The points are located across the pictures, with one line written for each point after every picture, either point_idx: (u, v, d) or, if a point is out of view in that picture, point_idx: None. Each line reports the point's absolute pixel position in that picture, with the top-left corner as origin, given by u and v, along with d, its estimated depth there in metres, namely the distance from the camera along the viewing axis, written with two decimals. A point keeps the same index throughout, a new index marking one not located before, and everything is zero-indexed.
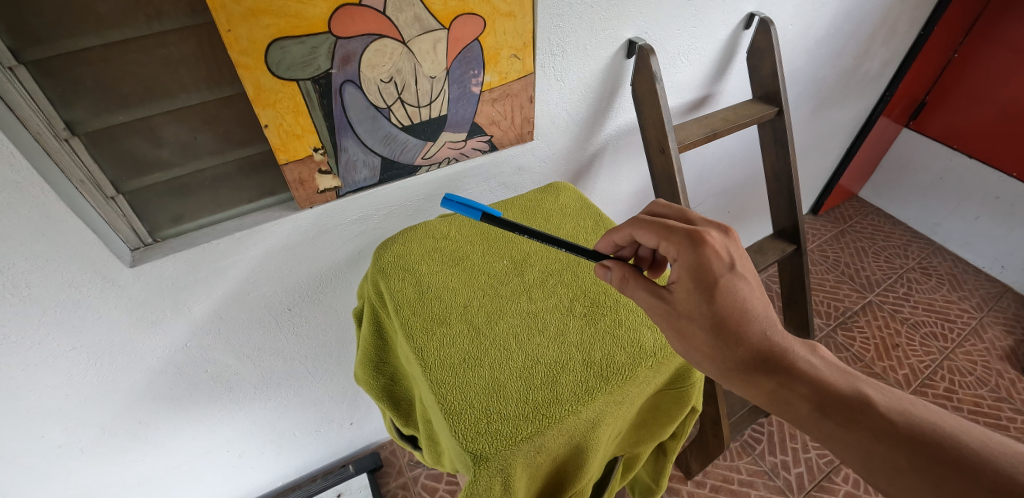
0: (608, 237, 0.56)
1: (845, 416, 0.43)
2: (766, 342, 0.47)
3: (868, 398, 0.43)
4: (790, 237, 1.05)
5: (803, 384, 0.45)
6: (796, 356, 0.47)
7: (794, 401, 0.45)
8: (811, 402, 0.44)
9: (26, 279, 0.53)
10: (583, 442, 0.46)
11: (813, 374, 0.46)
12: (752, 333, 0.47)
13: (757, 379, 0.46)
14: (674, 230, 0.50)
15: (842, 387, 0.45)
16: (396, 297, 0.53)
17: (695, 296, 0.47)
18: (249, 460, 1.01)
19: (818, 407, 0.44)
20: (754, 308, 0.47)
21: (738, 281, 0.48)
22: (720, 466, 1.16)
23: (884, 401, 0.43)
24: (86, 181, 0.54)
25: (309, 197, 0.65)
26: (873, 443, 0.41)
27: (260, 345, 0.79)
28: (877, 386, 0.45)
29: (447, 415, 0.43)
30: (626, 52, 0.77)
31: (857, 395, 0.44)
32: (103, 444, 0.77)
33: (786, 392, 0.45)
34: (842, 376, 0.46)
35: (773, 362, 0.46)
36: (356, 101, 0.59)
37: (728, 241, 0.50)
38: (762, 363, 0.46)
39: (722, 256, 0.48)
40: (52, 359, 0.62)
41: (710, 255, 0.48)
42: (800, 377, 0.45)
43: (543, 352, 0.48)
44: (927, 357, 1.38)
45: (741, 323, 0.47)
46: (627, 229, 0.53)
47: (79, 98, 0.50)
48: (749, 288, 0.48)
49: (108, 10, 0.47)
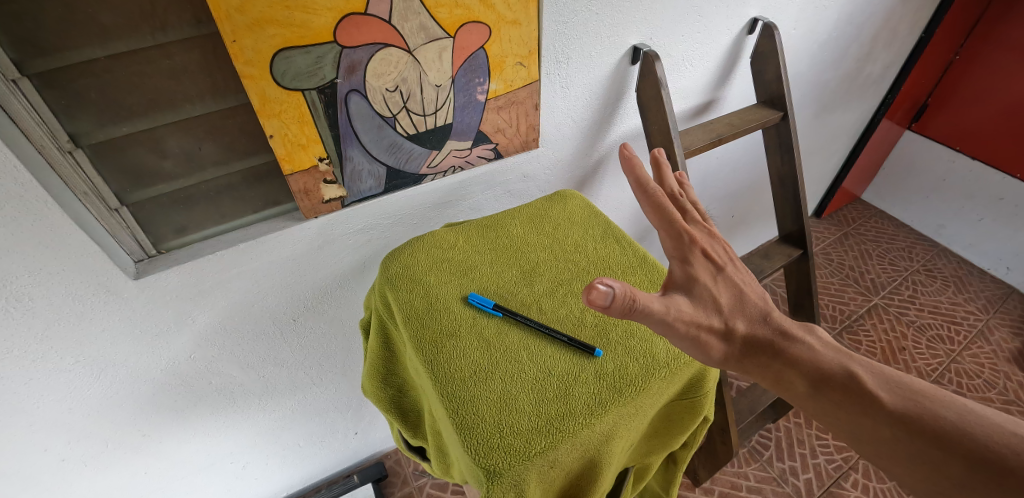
0: (635, 171, 0.51)
1: (838, 394, 0.44)
2: (763, 325, 0.48)
3: (859, 376, 0.44)
4: (796, 242, 1.05)
5: (802, 365, 0.46)
6: (796, 338, 0.47)
7: (792, 379, 0.46)
8: (808, 380, 0.45)
9: (29, 293, 0.52)
10: (597, 455, 0.46)
11: (811, 355, 0.46)
12: (750, 318, 0.48)
13: (761, 361, 0.47)
14: (676, 220, 0.50)
15: (836, 366, 0.45)
16: (404, 308, 0.52)
17: (695, 283, 0.48)
18: (252, 471, 1.00)
19: (814, 385, 0.45)
20: (750, 299, 0.49)
21: (728, 279, 0.50)
22: (728, 473, 1.15)
23: (873, 378, 0.44)
24: (89, 193, 0.53)
25: (314, 207, 0.65)
26: (862, 418, 0.42)
27: (265, 356, 0.79)
28: (869, 364, 0.45)
29: (459, 430, 0.42)
30: (631, 58, 0.76)
31: (849, 374, 0.44)
32: (106, 457, 0.76)
33: (785, 372, 0.46)
34: (836, 354, 0.46)
35: (773, 344, 0.47)
36: (361, 110, 0.59)
37: (710, 241, 0.51)
38: (761, 346, 0.47)
39: (714, 258, 0.50)
40: (54, 372, 0.61)
41: (701, 253, 0.49)
42: (797, 357, 0.46)
43: (553, 364, 0.47)
44: (934, 360, 1.37)
45: (736, 312, 0.48)
46: (651, 190, 0.51)
47: (83, 111, 0.50)
48: (741, 285, 0.50)
49: (112, 21, 0.47)
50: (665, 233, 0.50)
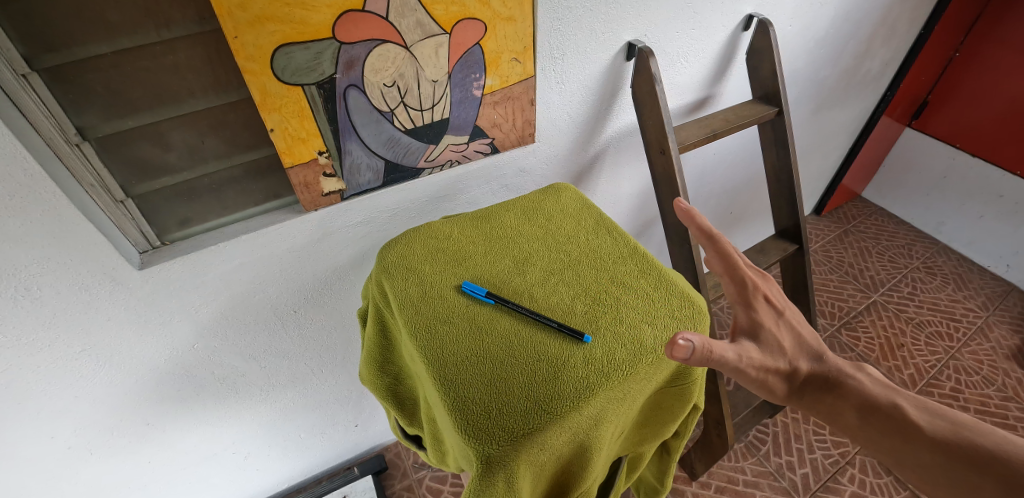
0: (694, 221, 0.52)
1: (885, 424, 0.48)
2: (820, 363, 0.52)
3: (903, 408, 0.48)
4: (792, 237, 1.05)
5: (850, 397, 0.50)
6: (847, 374, 0.51)
7: (841, 410, 0.50)
8: (856, 412, 0.49)
9: (37, 281, 0.54)
10: (586, 438, 0.48)
11: (860, 389, 0.50)
12: (807, 357, 0.52)
13: (815, 395, 0.51)
14: (740, 268, 0.52)
15: (882, 400, 0.49)
16: (399, 296, 0.54)
17: (761, 328, 0.51)
18: (254, 461, 1.01)
19: (862, 416, 0.49)
20: (807, 338, 0.53)
21: (788, 322, 0.53)
22: (725, 467, 1.16)
23: (917, 411, 0.48)
24: (96, 186, 0.55)
25: (314, 200, 0.67)
26: (907, 447, 0.46)
27: (267, 347, 0.80)
28: (914, 398, 0.49)
29: (451, 412, 0.44)
30: (626, 54, 0.77)
31: (894, 407, 0.48)
32: (111, 445, 0.78)
33: (835, 404, 0.50)
34: (883, 389, 0.50)
35: (826, 380, 0.51)
36: (360, 104, 0.60)
37: (770, 282, 0.54)
38: (819, 383, 0.51)
39: (775, 302, 0.53)
40: (63, 360, 0.63)
41: (764, 298, 0.52)
42: (847, 390, 0.50)
43: (544, 348, 0.49)
44: (933, 357, 1.37)
45: (798, 352, 0.52)
46: (716, 237, 0.52)
47: (90, 106, 0.52)
48: (797, 326, 0.53)
49: (119, 18, 0.49)
50: (732, 279, 0.53)
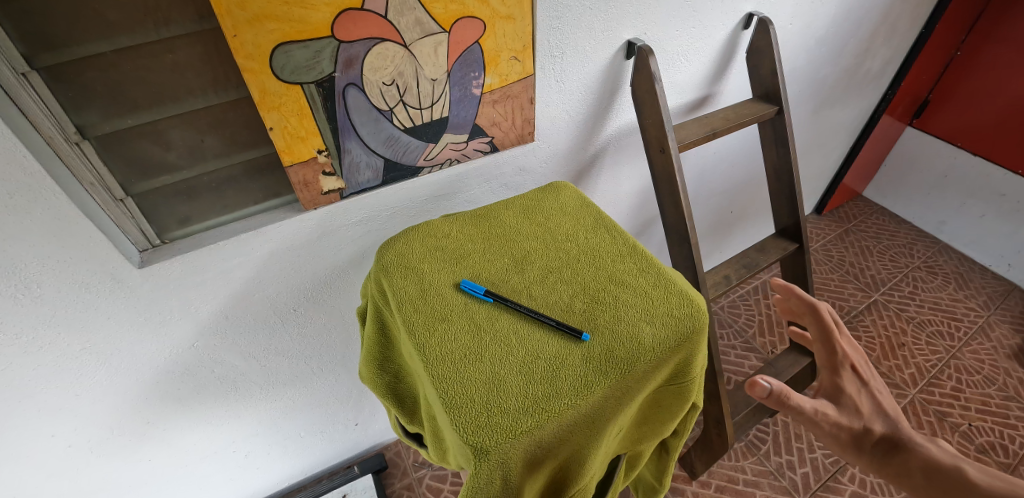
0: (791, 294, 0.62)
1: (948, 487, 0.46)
2: (898, 430, 0.52)
3: (967, 473, 0.46)
4: (792, 236, 1.05)
5: (915, 458, 0.49)
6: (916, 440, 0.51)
7: (906, 472, 0.49)
8: (921, 474, 0.48)
9: (37, 279, 0.54)
10: (583, 436, 0.47)
11: (928, 454, 0.49)
12: (880, 420, 0.53)
13: (881, 454, 0.51)
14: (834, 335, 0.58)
15: (951, 467, 0.47)
16: (398, 294, 0.54)
17: (842, 392, 0.54)
18: (254, 460, 1.02)
19: (926, 477, 0.48)
20: (886, 405, 0.54)
21: (872, 390, 0.55)
22: (725, 467, 1.16)
23: (983, 477, 0.45)
24: (96, 183, 0.55)
25: (314, 198, 0.67)
26: None
27: (266, 345, 0.81)
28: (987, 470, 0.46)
29: (448, 410, 0.44)
30: (626, 53, 0.77)
31: (960, 472, 0.46)
32: (112, 443, 0.78)
33: (899, 465, 0.49)
34: (955, 458, 0.48)
35: (892, 440, 0.51)
36: (359, 103, 0.60)
37: (863, 358, 0.58)
38: (890, 445, 0.51)
39: (862, 371, 0.56)
40: (63, 358, 0.63)
41: (851, 367, 0.56)
42: (914, 453, 0.50)
43: (543, 347, 0.49)
44: (934, 356, 1.37)
45: (875, 416, 0.53)
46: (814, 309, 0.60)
47: (90, 104, 0.52)
48: (881, 394, 0.55)
49: (118, 17, 0.49)
50: (822, 347, 0.58)
